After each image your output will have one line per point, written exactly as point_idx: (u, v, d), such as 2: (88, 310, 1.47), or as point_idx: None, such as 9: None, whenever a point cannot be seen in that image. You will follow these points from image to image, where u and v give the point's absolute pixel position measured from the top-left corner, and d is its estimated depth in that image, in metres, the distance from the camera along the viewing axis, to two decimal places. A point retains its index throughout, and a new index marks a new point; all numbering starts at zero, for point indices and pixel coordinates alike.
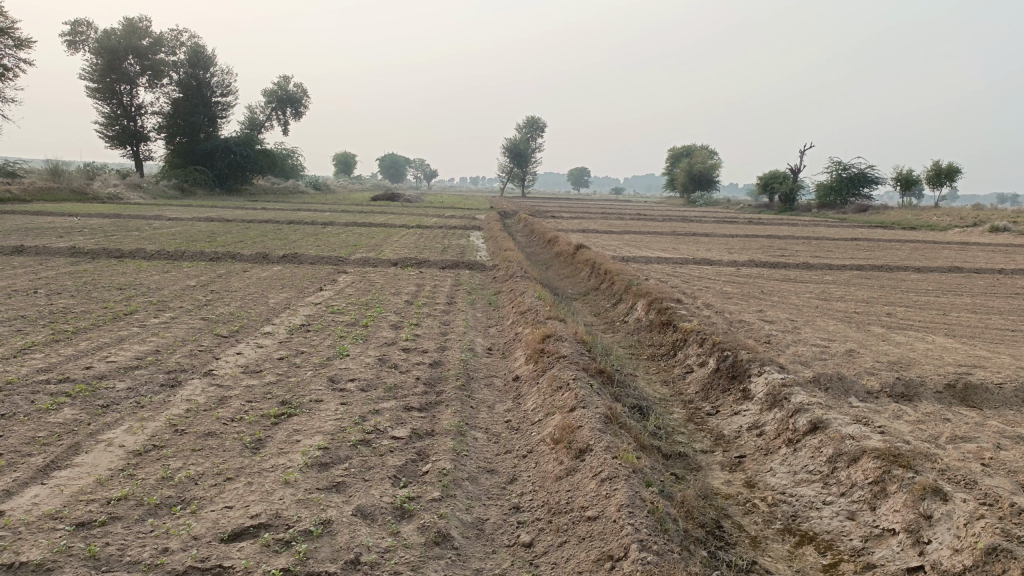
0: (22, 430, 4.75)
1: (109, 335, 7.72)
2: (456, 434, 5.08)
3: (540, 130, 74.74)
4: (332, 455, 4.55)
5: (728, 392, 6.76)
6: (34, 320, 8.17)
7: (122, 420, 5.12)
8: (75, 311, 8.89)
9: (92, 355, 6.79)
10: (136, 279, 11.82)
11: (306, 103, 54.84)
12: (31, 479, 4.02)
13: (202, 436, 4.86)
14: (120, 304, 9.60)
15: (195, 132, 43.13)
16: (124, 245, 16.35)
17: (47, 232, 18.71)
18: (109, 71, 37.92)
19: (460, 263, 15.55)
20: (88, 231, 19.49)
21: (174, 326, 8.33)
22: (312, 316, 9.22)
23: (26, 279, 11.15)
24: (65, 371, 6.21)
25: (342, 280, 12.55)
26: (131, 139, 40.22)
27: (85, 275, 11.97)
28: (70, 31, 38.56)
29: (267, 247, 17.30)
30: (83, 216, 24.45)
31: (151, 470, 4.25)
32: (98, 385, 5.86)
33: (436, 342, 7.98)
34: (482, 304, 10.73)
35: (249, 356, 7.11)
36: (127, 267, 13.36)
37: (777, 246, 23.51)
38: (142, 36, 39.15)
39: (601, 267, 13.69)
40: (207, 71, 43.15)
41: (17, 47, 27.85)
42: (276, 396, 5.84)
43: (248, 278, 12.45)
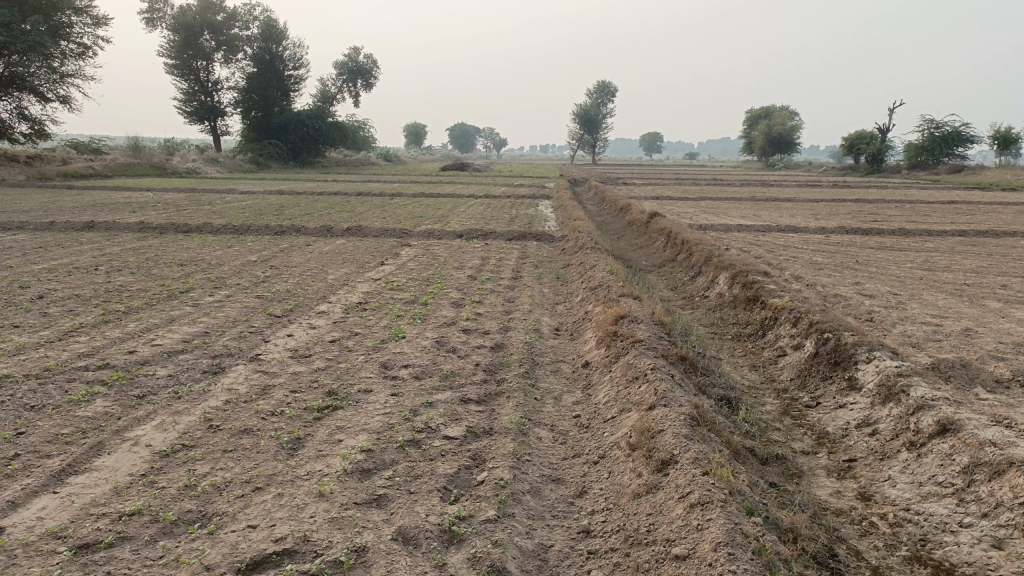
0: (47, 425, 4.36)
1: (159, 315, 7.41)
2: (517, 433, 4.45)
3: (610, 95, 72.81)
4: (376, 460, 4.00)
5: (830, 381, 5.91)
6: (88, 299, 7.94)
7: (154, 414, 4.69)
8: (131, 289, 8.65)
9: (138, 338, 6.45)
10: (198, 255, 11.62)
11: (376, 75, 54.72)
12: (42, 487, 3.60)
13: (237, 434, 4.38)
14: (177, 281, 9.34)
15: (269, 107, 43.51)
16: (192, 220, 16.33)
17: (121, 207, 19.00)
18: (186, 48, 38.47)
19: (527, 233, 14.90)
20: (161, 206, 19.71)
21: (227, 305, 7.97)
22: (370, 294, 8.74)
23: (91, 255, 11.11)
24: (107, 356, 5.88)
25: (405, 254, 12.09)
26: (208, 114, 40.89)
27: (148, 251, 11.85)
28: (148, 9, 39.29)
29: (333, 220, 17.02)
30: (159, 190, 24.86)
31: (175, 477, 3.79)
32: (137, 373, 5.48)
33: (499, 322, 7.35)
34: (550, 279, 10.05)
35: (300, 339, 6.66)
36: (192, 242, 13.26)
37: (868, 211, 21.92)
38: (217, 12, 39.44)
39: (677, 237, 12.77)
40: (280, 45, 43.00)
41: (96, 26, 28.35)
42: (323, 385, 5.34)
43: (309, 253, 12.12)
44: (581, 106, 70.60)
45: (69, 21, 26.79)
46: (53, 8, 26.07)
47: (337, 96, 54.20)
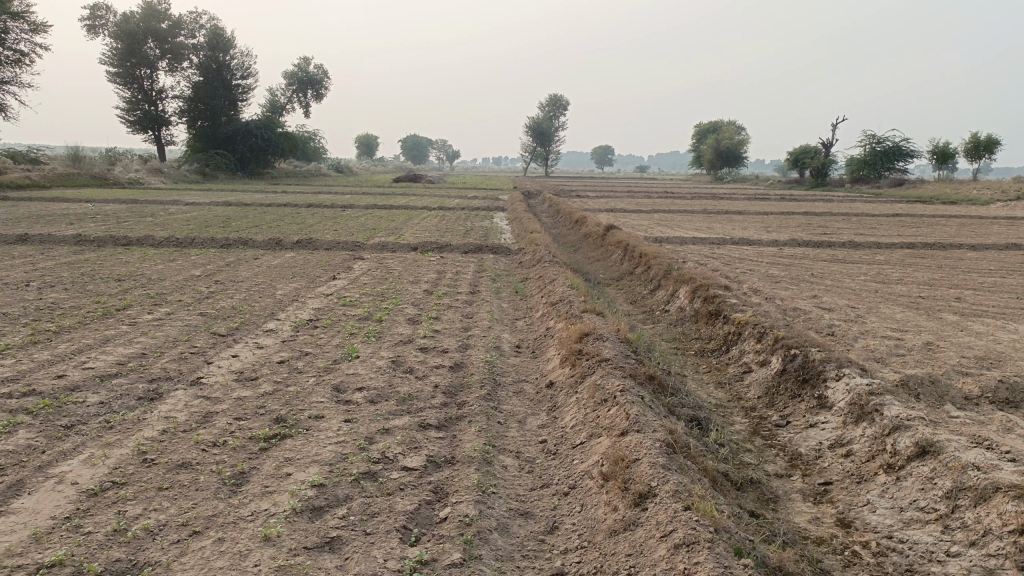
0: None
1: (93, 335, 6.90)
2: (481, 462, 4.16)
3: (563, 108, 73.28)
4: (329, 496, 3.67)
5: (799, 399, 5.78)
6: (15, 318, 7.38)
7: (82, 447, 4.25)
8: (63, 307, 8.09)
9: (68, 361, 5.96)
10: (138, 269, 11.05)
11: (327, 85, 54.00)
12: None
13: (174, 469, 3.99)
14: (114, 298, 8.79)
15: (216, 116, 42.64)
16: (133, 232, 15.63)
17: (57, 219, 18.13)
18: (129, 55, 37.32)
19: (483, 246, 14.63)
20: (100, 217, 18.88)
21: (168, 323, 7.49)
22: (321, 310, 8.35)
23: (22, 270, 10.45)
24: (32, 381, 5.39)
25: (358, 267, 11.70)
26: (152, 123, 39.68)
27: (84, 265, 11.22)
28: (89, 15, 38.03)
29: (282, 232, 16.52)
30: (100, 202, 23.88)
31: (102, 520, 3.38)
32: (65, 400, 5.01)
33: (458, 339, 7.05)
34: (508, 293, 9.79)
35: (246, 360, 6.25)
36: (132, 255, 12.65)
37: (817, 224, 22.27)
38: (162, 19, 38.38)
39: (634, 250, 12.66)
40: (227, 54, 42.08)
41: (33, 32, 27.22)
42: (271, 411, 4.98)
43: (257, 267, 11.64)
44: (534, 119, 70.89)
45: (5, 26, 25.69)
46: None
47: (287, 107, 53.28)
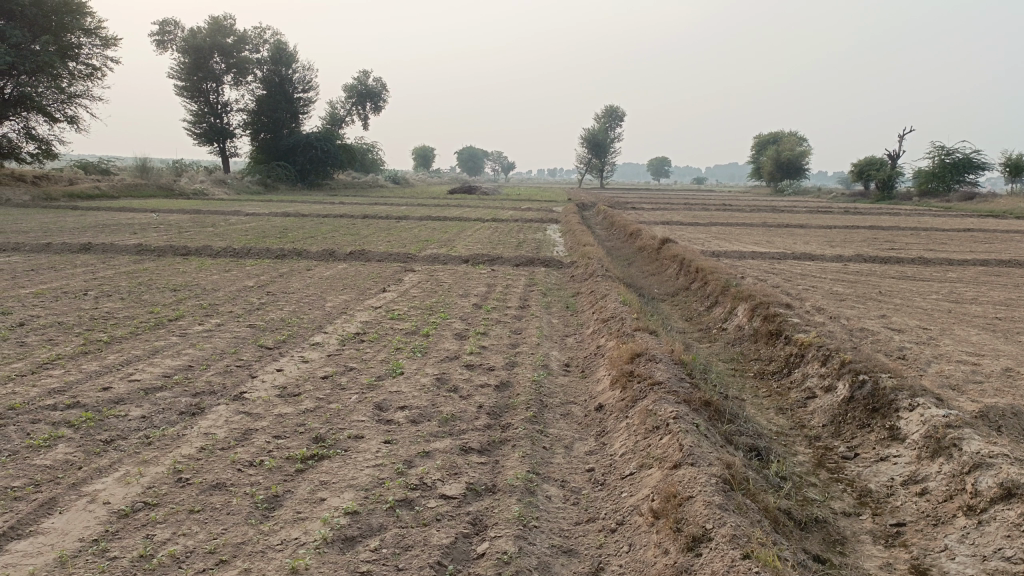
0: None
1: (143, 346, 6.93)
2: (523, 492, 3.93)
3: (619, 120, 72.75)
4: (362, 525, 3.50)
5: (868, 430, 5.38)
6: (70, 327, 7.48)
7: (119, 464, 4.19)
8: (118, 316, 8.19)
9: (116, 373, 5.97)
10: (194, 279, 11.19)
11: (385, 98, 54.77)
12: None
13: (208, 490, 3.87)
14: (167, 308, 8.87)
15: (279, 128, 43.32)
16: (193, 242, 15.93)
17: (122, 228, 18.64)
18: (196, 70, 38.49)
19: (535, 258, 14.43)
20: (163, 227, 19.35)
21: (217, 335, 7.49)
22: (369, 323, 8.25)
23: (83, 278, 10.69)
24: (78, 393, 5.39)
25: (409, 280, 11.63)
26: (217, 136, 40.79)
27: (142, 274, 11.43)
28: (159, 31, 39.38)
29: (337, 243, 16.61)
30: (164, 212, 24.53)
31: (129, 544, 3.27)
32: (108, 413, 4.98)
33: (505, 357, 6.84)
34: (559, 309, 9.55)
35: (290, 375, 6.17)
36: (190, 265, 12.87)
37: (883, 238, 21.40)
38: (227, 35, 39.48)
39: (690, 265, 12.26)
40: (289, 68, 43.03)
41: (104, 47, 28.27)
42: (310, 430, 4.84)
43: (309, 278, 11.67)
44: (589, 130, 70.58)
45: (78, 42, 26.78)
46: (62, 28, 26.05)
47: (346, 119, 54.27)
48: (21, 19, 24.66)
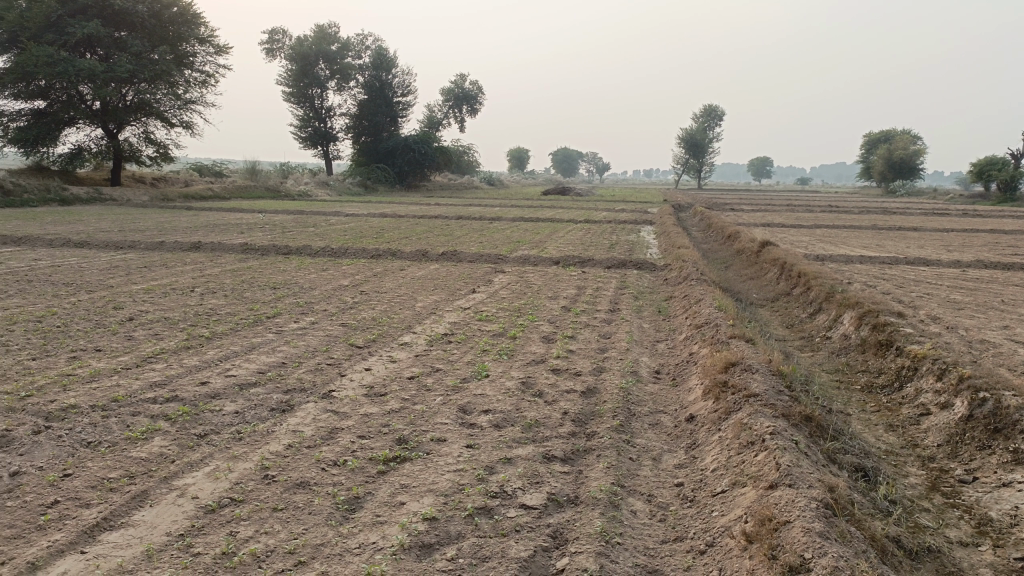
0: (96, 468, 4.06)
1: (241, 342, 7.17)
2: (607, 505, 3.76)
3: (718, 119, 70.85)
4: (440, 532, 3.43)
5: (991, 452, 4.90)
6: (176, 323, 7.83)
7: (209, 458, 4.30)
8: (220, 313, 8.54)
9: (214, 368, 6.18)
10: (293, 278, 11.57)
11: (482, 101, 55.37)
12: (68, 547, 3.23)
13: (291, 488, 3.91)
14: (266, 305, 9.18)
15: (378, 131, 44.72)
16: (295, 242, 16.53)
17: (231, 228, 19.57)
18: (302, 76, 40.11)
19: (627, 260, 14.15)
20: (268, 227, 20.20)
21: (310, 333, 7.66)
22: (457, 324, 8.26)
23: (191, 276, 11.23)
24: (178, 386, 5.61)
25: (498, 281, 11.62)
26: (321, 139, 42.33)
27: (246, 272, 11.92)
28: (268, 39, 41.28)
29: (430, 244, 16.84)
30: (270, 212, 25.63)
31: (213, 541, 3.32)
32: (203, 407, 5.14)
33: (593, 362, 6.66)
34: (651, 313, 9.28)
35: (377, 374, 6.21)
36: (290, 264, 13.33)
37: (1008, 243, 19.84)
38: (332, 42, 40.92)
39: (792, 269, 11.70)
40: (389, 73, 44.16)
41: (217, 55, 29.85)
42: (393, 431, 4.83)
43: (402, 278, 11.84)
44: (686, 130, 69.10)
45: (193, 50, 28.45)
46: (180, 38, 27.73)
47: (443, 122, 55.24)
48: (142, 29, 26.38)
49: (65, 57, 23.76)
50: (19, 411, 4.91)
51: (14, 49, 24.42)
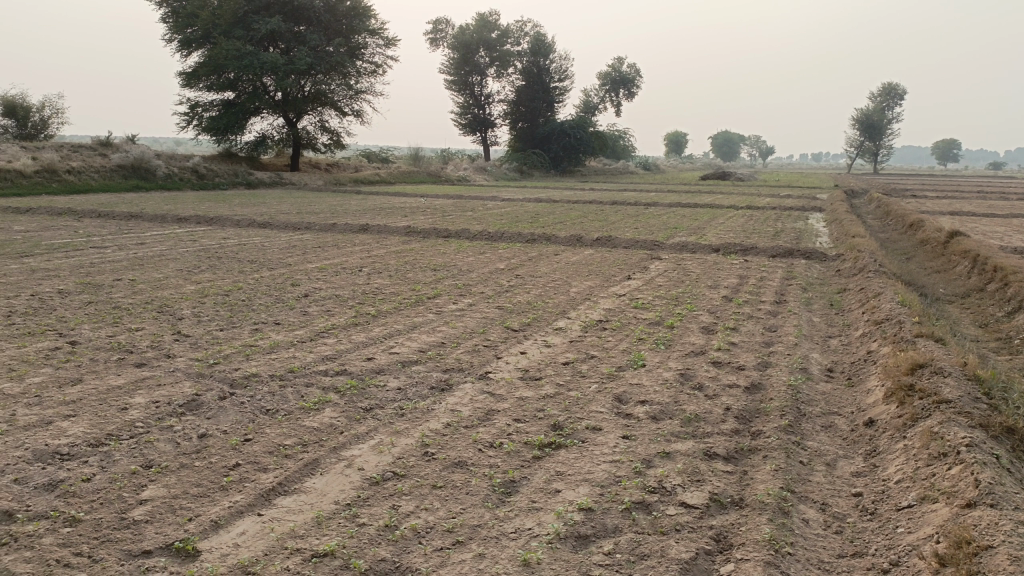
0: (273, 434, 4.35)
1: (404, 320, 7.44)
2: (775, 510, 3.52)
3: (899, 99, 65.15)
4: (596, 524, 3.35)
5: None
6: (345, 300, 8.27)
7: (374, 432, 4.47)
8: (385, 292, 8.92)
9: (378, 345, 6.45)
10: (452, 260, 11.88)
11: (640, 84, 54.24)
12: (247, 507, 3.47)
13: (450, 467, 3.98)
14: (427, 286, 9.48)
15: (534, 117, 45.17)
16: (454, 225, 17.01)
17: (395, 211, 20.47)
18: (464, 63, 41.17)
19: (794, 249, 13.32)
20: (429, 211, 20.93)
21: (468, 314, 7.82)
22: (612, 311, 8.12)
23: (359, 256, 11.84)
24: (346, 361, 5.90)
25: (655, 268, 11.32)
26: (480, 125, 43.26)
27: (408, 254, 12.39)
28: (433, 29, 42.68)
29: (585, 229, 16.73)
30: (432, 197, 26.55)
31: (377, 513, 3.44)
32: (369, 382, 5.37)
33: (757, 355, 6.31)
34: (821, 306, 8.66)
35: (532, 358, 6.22)
36: (449, 246, 13.72)
37: None
38: (493, 29, 41.62)
39: (988, 263, 10.49)
40: (547, 59, 44.27)
41: (386, 46, 31.22)
42: (549, 416, 4.81)
43: (557, 262, 11.85)
44: (862, 111, 64.15)
45: (365, 42, 29.77)
46: (352, 31, 29.28)
47: (600, 106, 54.75)
48: (318, 23, 28.15)
49: (251, 51, 25.93)
50: (208, 377, 5.37)
51: (207, 44, 27.12)
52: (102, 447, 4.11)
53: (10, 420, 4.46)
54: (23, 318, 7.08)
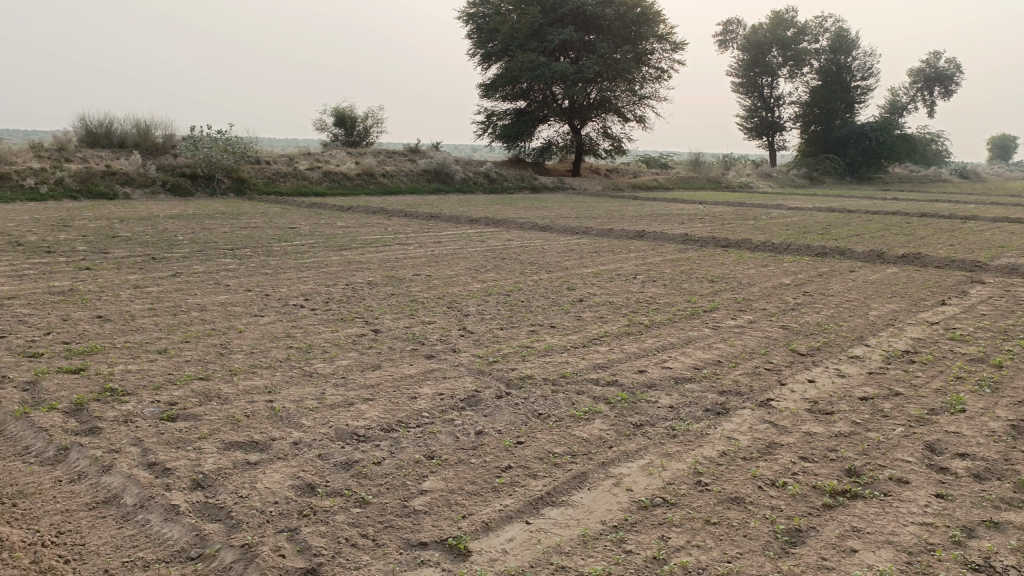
0: (544, 440, 4.37)
1: (678, 333, 7.16)
2: None
3: None
4: None
5: None
6: (619, 308, 8.20)
7: (644, 451, 4.29)
8: (660, 302, 8.70)
9: (651, 357, 6.25)
10: (731, 272, 11.28)
11: (962, 80, 47.47)
12: (516, 514, 3.49)
13: (725, 501, 3.66)
14: (703, 298, 9.07)
15: (830, 120, 41.69)
16: (734, 234, 16.22)
17: (673, 218, 20.10)
18: (754, 65, 39.39)
19: None
20: (708, 219, 20.24)
21: (748, 332, 7.30)
22: (920, 341, 7.05)
23: (635, 263, 11.74)
24: (618, 371, 5.80)
25: (976, 293, 9.69)
26: (767, 130, 41.03)
27: (685, 263, 12.02)
28: (722, 31, 41.39)
29: (886, 244, 14.94)
30: (712, 204, 25.69)
31: (645, 541, 3.25)
32: (640, 397, 5.19)
33: None
34: None
35: (822, 388, 5.59)
36: (728, 257, 13.07)
37: None
38: (788, 27, 39.23)
39: None
40: (849, 56, 40.59)
41: (673, 50, 30.83)
42: (842, 458, 4.24)
43: (852, 280, 10.67)
44: None
45: (652, 48, 29.65)
46: (640, 37, 29.34)
47: (909, 106, 48.95)
48: (607, 32, 28.68)
49: (543, 62, 27.25)
50: (486, 375, 5.59)
51: (504, 57, 29.07)
52: (391, 433, 4.45)
53: (321, 398, 5.03)
54: (338, 305, 8.04)
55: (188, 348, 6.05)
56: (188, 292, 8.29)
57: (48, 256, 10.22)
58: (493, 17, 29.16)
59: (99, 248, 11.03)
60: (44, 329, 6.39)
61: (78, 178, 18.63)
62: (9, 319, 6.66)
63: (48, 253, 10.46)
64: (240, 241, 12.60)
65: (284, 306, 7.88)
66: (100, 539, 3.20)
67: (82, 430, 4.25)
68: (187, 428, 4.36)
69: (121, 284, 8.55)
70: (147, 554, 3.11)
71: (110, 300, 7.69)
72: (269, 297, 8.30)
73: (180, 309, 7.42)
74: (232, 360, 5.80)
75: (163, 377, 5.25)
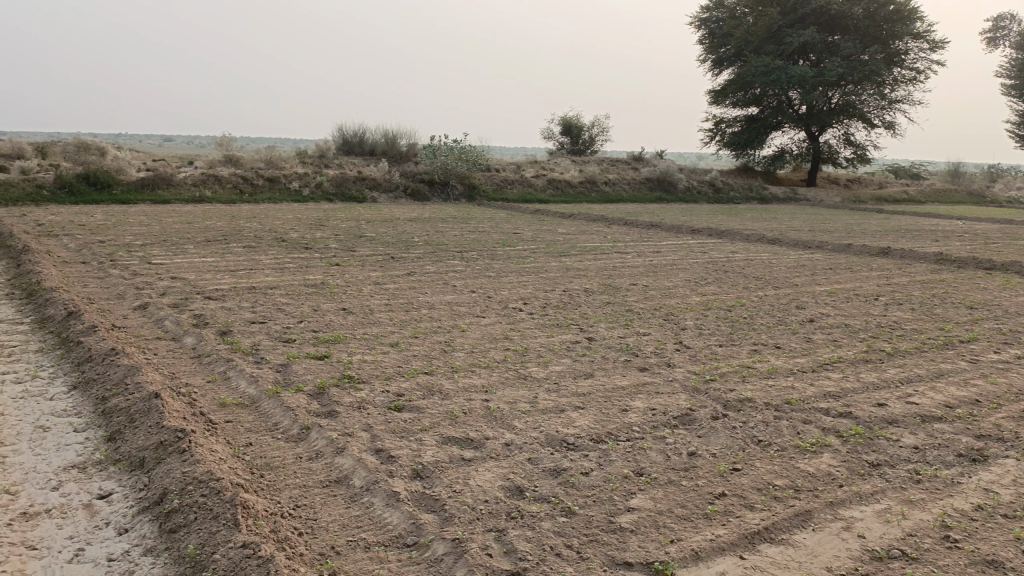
0: (762, 470, 4.07)
1: (927, 365, 6.35)
2: None
3: None
4: None
5: None
6: (855, 331, 7.47)
7: (880, 495, 3.83)
8: (905, 328, 7.79)
9: (892, 389, 5.60)
10: (995, 298, 9.84)
11: None
12: (729, 546, 3.27)
13: (981, 564, 3.16)
14: (959, 327, 7.99)
15: None
16: (1001, 255, 14.16)
17: (924, 234, 18.04)
18: None
19: None
20: (967, 236, 17.91)
21: (1017, 370, 6.29)
22: None
23: (876, 283, 10.66)
24: (851, 402, 5.26)
25: None
26: None
27: (937, 285, 10.69)
28: (993, 27, 36.55)
29: None
30: (972, 220, 22.70)
31: None
32: (877, 433, 4.66)
33: None
34: None
35: None
36: (992, 281, 11.43)
37: None
38: None
39: None
40: None
41: (931, 49, 27.67)
42: None
43: None
44: None
45: (906, 46, 26.82)
46: (893, 36, 26.68)
47: None
48: (854, 31, 26.48)
49: (779, 66, 25.83)
50: (702, 394, 5.35)
51: (738, 62, 27.96)
52: (601, 445, 4.41)
53: (534, 402, 5.12)
54: (555, 311, 8.17)
55: (416, 343, 6.47)
56: (419, 291, 8.89)
57: (306, 252, 11.51)
58: (726, 21, 28.11)
59: (347, 246, 12.22)
60: (298, 317, 7.18)
61: (335, 182, 20.83)
62: (272, 306, 7.58)
63: (307, 248, 11.78)
64: (468, 244, 13.30)
65: (504, 309, 8.17)
66: (330, 515, 3.48)
67: (322, 413, 4.68)
68: (410, 419, 4.64)
69: (363, 280, 9.39)
70: (368, 536, 3.32)
71: (353, 294, 8.47)
72: (491, 299, 8.65)
73: (411, 306, 7.97)
74: (454, 358, 6.10)
75: (392, 369, 5.65)
